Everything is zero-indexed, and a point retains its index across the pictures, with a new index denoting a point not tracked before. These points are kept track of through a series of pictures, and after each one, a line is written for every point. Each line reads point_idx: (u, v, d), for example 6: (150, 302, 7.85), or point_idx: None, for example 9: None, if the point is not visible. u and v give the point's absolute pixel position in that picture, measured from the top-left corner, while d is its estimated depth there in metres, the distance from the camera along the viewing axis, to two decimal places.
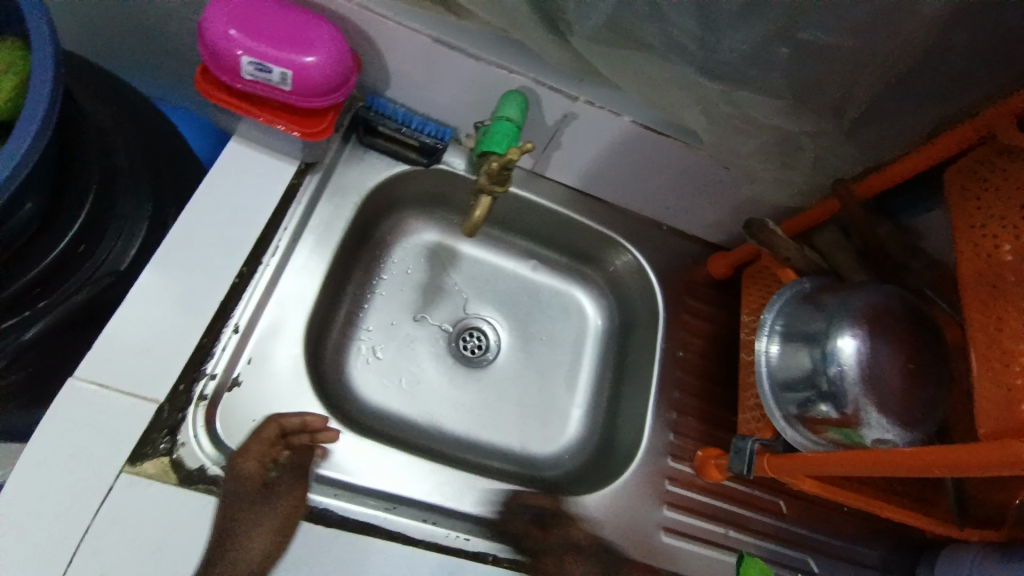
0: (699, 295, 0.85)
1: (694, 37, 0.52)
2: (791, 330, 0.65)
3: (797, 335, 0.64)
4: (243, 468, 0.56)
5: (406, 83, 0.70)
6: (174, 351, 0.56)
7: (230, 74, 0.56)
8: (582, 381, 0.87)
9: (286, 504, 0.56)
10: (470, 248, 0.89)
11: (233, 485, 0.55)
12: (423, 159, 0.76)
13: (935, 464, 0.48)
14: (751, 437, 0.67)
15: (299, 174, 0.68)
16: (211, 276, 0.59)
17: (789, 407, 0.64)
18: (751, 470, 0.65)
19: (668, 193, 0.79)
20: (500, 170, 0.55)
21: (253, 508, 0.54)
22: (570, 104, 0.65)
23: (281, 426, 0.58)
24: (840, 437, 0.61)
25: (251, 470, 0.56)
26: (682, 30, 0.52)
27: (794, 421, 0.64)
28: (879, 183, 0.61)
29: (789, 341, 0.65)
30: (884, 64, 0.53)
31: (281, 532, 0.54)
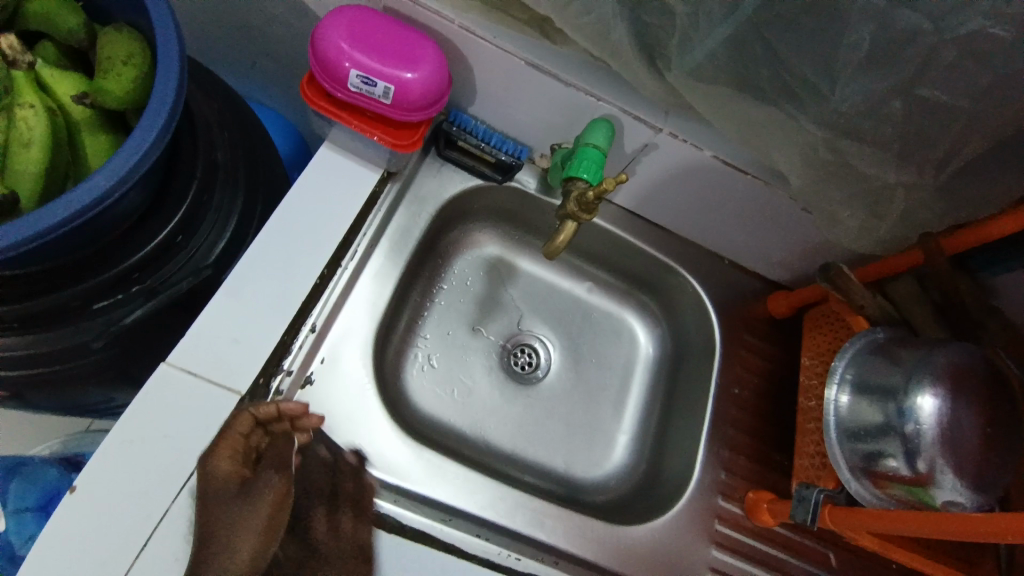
0: (758, 332, 0.84)
1: (808, 83, 0.52)
2: (864, 381, 0.64)
3: (871, 388, 0.63)
4: (215, 468, 0.52)
5: (491, 102, 0.71)
6: (261, 345, 0.58)
7: (336, 84, 0.58)
8: (630, 407, 0.87)
9: (267, 500, 0.54)
10: (530, 265, 0.90)
11: (207, 487, 0.51)
12: (497, 174, 0.77)
13: (1005, 532, 0.45)
14: (815, 487, 0.66)
15: (382, 181, 0.69)
16: (296, 276, 0.61)
17: (855, 459, 0.63)
18: (815, 521, 0.63)
19: (737, 228, 0.78)
20: (595, 200, 0.58)
21: (230, 511, 0.51)
22: (652, 135, 0.66)
23: (255, 415, 0.55)
24: (906, 495, 0.60)
25: (225, 469, 0.52)
26: (798, 75, 0.52)
27: (859, 474, 0.63)
28: (971, 239, 0.60)
29: (861, 393, 0.64)
30: (994, 125, 0.52)
31: (264, 533, 0.53)
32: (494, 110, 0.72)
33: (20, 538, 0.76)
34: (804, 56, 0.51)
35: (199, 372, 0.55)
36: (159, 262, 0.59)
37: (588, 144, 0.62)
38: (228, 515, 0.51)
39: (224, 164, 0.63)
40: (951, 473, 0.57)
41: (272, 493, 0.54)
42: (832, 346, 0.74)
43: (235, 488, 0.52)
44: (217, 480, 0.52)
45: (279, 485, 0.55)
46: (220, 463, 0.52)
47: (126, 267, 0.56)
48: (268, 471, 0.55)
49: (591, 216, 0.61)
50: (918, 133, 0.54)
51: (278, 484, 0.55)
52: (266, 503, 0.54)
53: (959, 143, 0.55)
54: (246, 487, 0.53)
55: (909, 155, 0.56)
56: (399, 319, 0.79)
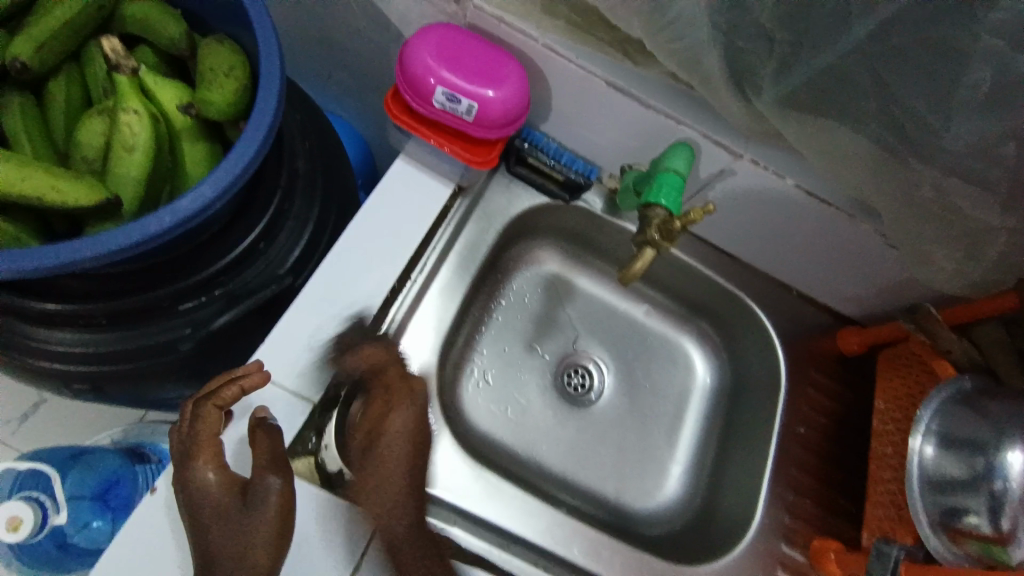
0: (826, 370, 0.80)
1: (920, 120, 0.50)
2: (952, 435, 0.60)
3: (960, 442, 0.59)
4: (201, 479, 0.48)
5: (565, 121, 0.71)
6: (332, 355, 0.60)
7: (421, 101, 0.59)
8: (684, 439, 0.84)
9: (270, 503, 0.49)
10: (587, 284, 0.88)
11: (200, 498, 0.48)
12: (565, 194, 0.77)
13: None
14: (895, 542, 0.61)
15: (452, 197, 0.69)
16: (367, 288, 0.62)
17: (932, 511, 0.59)
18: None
19: (811, 260, 0.75)
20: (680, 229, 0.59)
21: (235, 520, 0.48)
22: (732, 161, 0.64)
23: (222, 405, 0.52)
24: (981, 552, 0.56)
25: (213, 480, 0.49)
26: (906, 111, 0.50)
27: (938, 528, 0.59)
28: None
29: (949, 446, 0.60)
30: None
31: (276, 531, 0.49)
32: (567, 129, 0.71)
33: (75, 524, 0.78)
34: (914, 92, 0.49)
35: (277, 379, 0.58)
36: (241, 267, 0.61)
37: (667, 168, 0.61)
38: (232, 527, 0.48)
39: (309, 174, 0.65)
40: None
41: (276, 495, 0.49)
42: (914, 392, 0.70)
43: (233, 497, 0.49)
44: (207, 492, 0.48)
45: (280, 486, 0.50)
46: (203, 473, 0.49)
47: (211, 271, 0.58)
48: (266, 474, 0.50)
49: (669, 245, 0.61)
50: None
51: (277, 484, 0.50)
52: (269, 511, 0.49)
53: None
54: (247, 495, 0.49)
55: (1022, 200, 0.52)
56: (458, 334, 0.78)
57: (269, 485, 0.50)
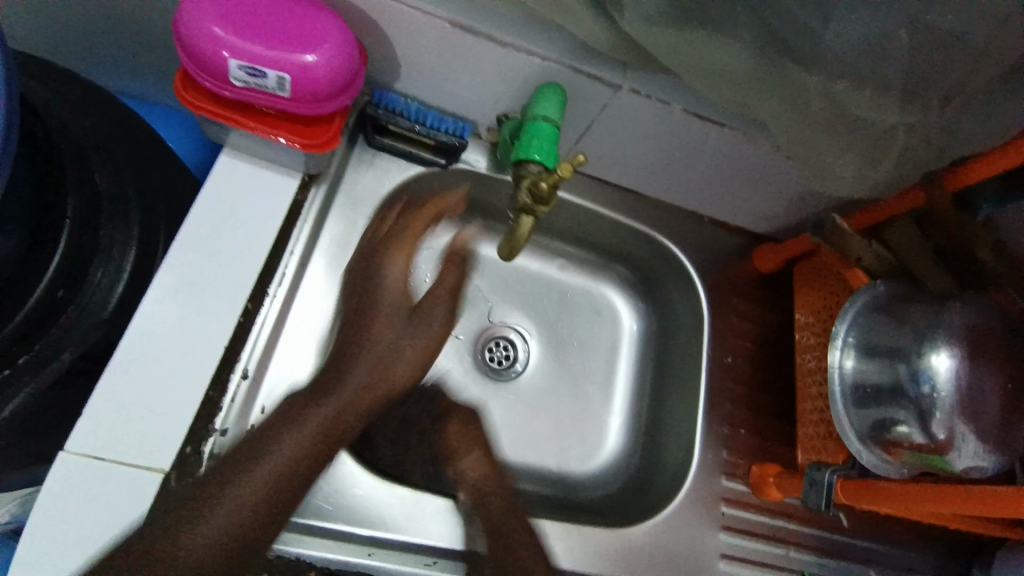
0: (746, 293, 0.78)
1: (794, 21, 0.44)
2: (870, 343, 0.59)
3: (880, 347, 0.58)
4: (390, 266, 0.58)
5: (422, 76, 0.60)
6: (181, 409, 0.49)
7: (219, 81, 0.48)
8: (619, 390, 0.81)
9: (437, 332, 0.57)
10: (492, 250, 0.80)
11: (387, 283, 0.58)
12: (440, 158, 0.67)
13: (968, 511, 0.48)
14: (826, 468, 0.62)
15: (304, 188, 0.59)
16: (211, 319, 0.51)
17: (864, 425, 0.58)
18: (827, 504, 0.60)
19: (716, 185, 0.70)
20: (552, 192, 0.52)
21: (398, 331, 0.56)
22: (612, 95, 0.57)
23: (439, 206, 0.63)
24: (917, 460, 0.56)
25: (396, 271, 0.59)
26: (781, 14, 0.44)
27: (870, 443, 0.58)
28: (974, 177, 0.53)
29: (870, 355, 0.59)
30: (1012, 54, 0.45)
31: (426, 355, 0.57)
32: (426, 84, 0.61)
33: None
34: None
35: (110, 455, 0.47)
36: (49, 323, 0.51)
37: (537, 116, 0.52)
38: (390, 339, 0.55)
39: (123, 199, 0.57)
40: (973, 440, 0.53)
41: (437, 331, 0.57)
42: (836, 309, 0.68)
43: (404, 308, 0.57)
44: (388, 282, 0.58)
45: (447, 319, 0.58)
46: (395, 261, 0.58)
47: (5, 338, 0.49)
48: (444, 304, 0.58)
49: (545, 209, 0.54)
50: (925, 70, 0.46)
51: (445, 322, 0.58)
52: (430, 333, 0.57)
53: (973, 77, 0.47)
54: (422, 318, 0.57)
55: (916, 94, 0.47)
56: None
57: (437, 310, 0.57)
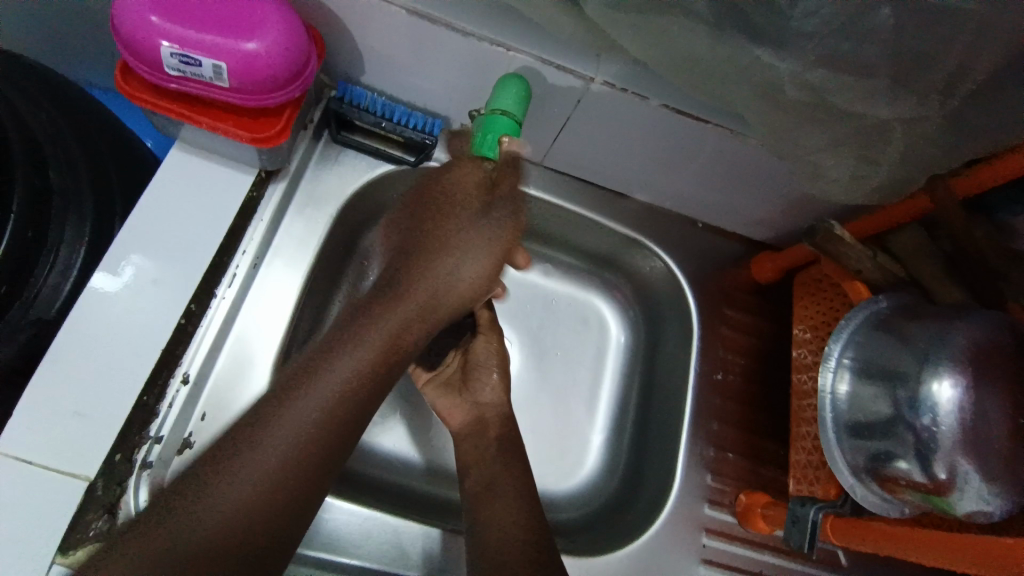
0: (740, 304, 0.72)
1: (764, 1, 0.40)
2: (868, 364, 0.53)
3: (878, 370, 0.52)
4: (461, 181, 0.56)
5: (385, 67, 0.57)
6: (111, 414, 0.47)
7: (158, 72, 0.46)
8: (603, 404, 0.75)
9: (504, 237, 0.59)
10: None
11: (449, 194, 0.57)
12: (411, 156, 0.64)
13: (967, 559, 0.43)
14: (812, 502, 0.57)
15: (259, 185, 0.57)
16: (151, 320, 0.49)
17: (856, 457, 0.53)
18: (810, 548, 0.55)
19: (705, 186, 0.65)
20: None
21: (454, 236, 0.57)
22: (584, 87, 0.53)
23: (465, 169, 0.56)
24: (919, 500, 0.50)
25: (469, 182, 0.56)
26: None
27: (865, 478, 0.53)
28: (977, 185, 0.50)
29: (867, 378, 0.53)
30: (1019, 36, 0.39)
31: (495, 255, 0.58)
32: (390, 76, 0.58)
33: None
34: None
35: (35, 458, 0.45)
36: None
37: (494, 110, 0.49)
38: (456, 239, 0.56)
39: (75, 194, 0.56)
40: (979, 479, 0.47)
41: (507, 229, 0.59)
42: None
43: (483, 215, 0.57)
44: (459, 185, 0.56)
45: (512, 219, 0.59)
46: (465, 175, 0.56)
47: None
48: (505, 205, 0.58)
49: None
50: (920, 54, 0.41)
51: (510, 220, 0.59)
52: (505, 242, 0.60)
53: (975, 62, 0.41)
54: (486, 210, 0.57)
55: (908, 82, 0.43)
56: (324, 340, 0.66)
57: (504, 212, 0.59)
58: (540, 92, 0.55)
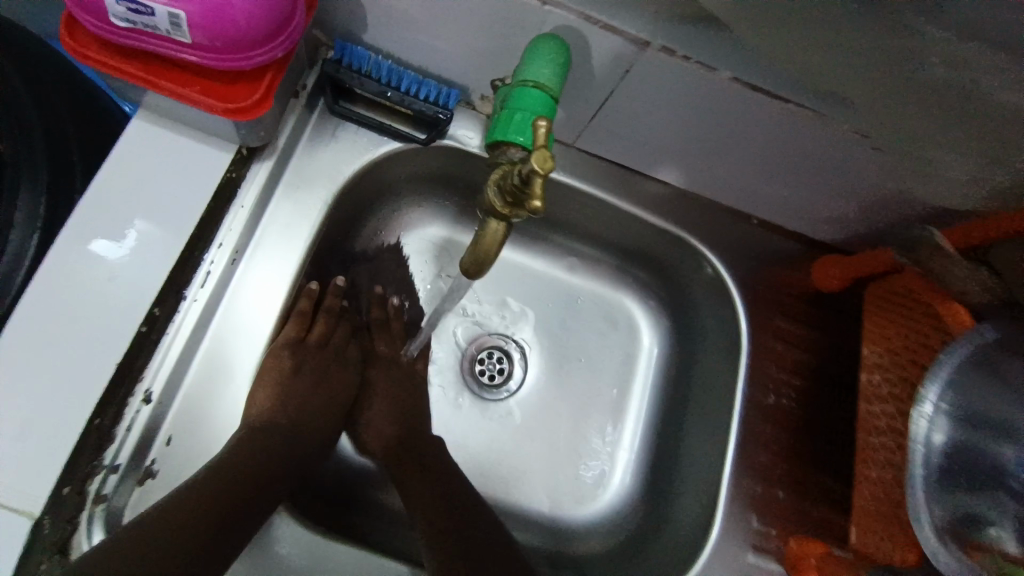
0: (800, 315, 0.62)
1: None
2: (963, 411, 0.48)
3: (971, 420, 0.48)
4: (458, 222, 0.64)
5: (389, 22, 0.47)
6: (59, 439, 0.40)
7: (105, 23, 0.37)
8: (630, 420, 0.67)
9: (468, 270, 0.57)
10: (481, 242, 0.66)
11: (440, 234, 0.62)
12: (421, 134, 0.54)
13: None
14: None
15: (239, 164, 0.48)
16: (106, 329, 0.42)
17: (943, 514, 0.47)
18: None
19: (769, 177, 0.54)
20: (511, 184, 0.35)
21: None
22: (635, 54, 0.43)
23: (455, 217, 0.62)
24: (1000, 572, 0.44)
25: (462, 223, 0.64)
26: None
27: (947, 537, 0.46)
28: None
29: (961, 427, 0.48)
30: None
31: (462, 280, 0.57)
32: (396, 34, 0.48)
33: None
34: None
35: None
36: None
37: (524, 82, 0.39)
38: None
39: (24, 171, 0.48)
40: None
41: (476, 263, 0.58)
42: (921, 357, 0.52)
43: None
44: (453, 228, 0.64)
45: None
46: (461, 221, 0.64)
47: None
48: None
49: (527, 215, 0.35)
50: None
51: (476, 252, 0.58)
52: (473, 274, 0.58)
53: None
54: None
55: None
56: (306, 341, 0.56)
57: None
58: (580, 60, 0.45)
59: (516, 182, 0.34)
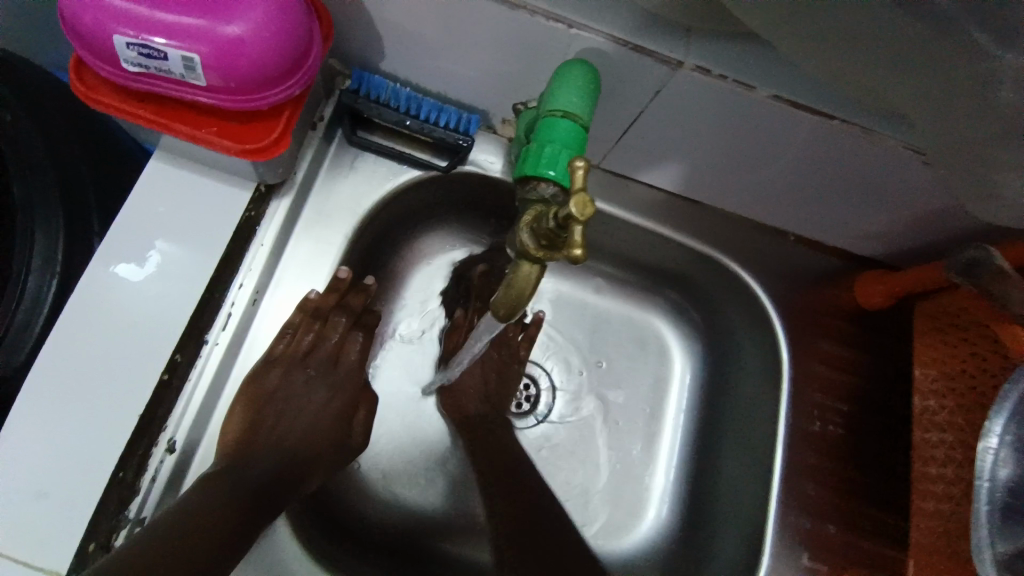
0: (841, 335, 0.58)
1: None
2: None
3: None
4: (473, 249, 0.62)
5: (406, 50, 0.45)
6: (83, 496, 0.39)
7: (117, 69, 0.36)
8: (663, 446, 0.64)
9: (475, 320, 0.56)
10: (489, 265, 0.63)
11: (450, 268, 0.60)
12: (442, 161, 0.53)
13: None
14: None
15: (258, 202, 0.47)
16: (126, 380, 0.42)
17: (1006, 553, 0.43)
18: None
19: (807, 192, 0.51)
20: (548, 226, 0.34)
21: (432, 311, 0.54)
22: (667, 75, 0.40)
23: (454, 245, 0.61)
24: None
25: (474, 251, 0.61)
26: None
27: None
28: None
29: None
30: None
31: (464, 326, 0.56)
32: (413, 62, 0.47)
33: None
34: None
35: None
36: None
37: (553, 111, 0.37)
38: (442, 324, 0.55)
39: (43, 216, 0.47)
40: None
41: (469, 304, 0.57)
42: (980, 384, 0.47)
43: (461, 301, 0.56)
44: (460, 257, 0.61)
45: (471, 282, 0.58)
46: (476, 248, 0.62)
47: None
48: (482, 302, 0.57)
49: (562, 258, 0.35)
50: None
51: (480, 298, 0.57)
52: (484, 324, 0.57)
53: None
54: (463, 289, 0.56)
55: None
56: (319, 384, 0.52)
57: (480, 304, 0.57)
58: (607, 82, 0.43)
59: (551, 227, 0.34)
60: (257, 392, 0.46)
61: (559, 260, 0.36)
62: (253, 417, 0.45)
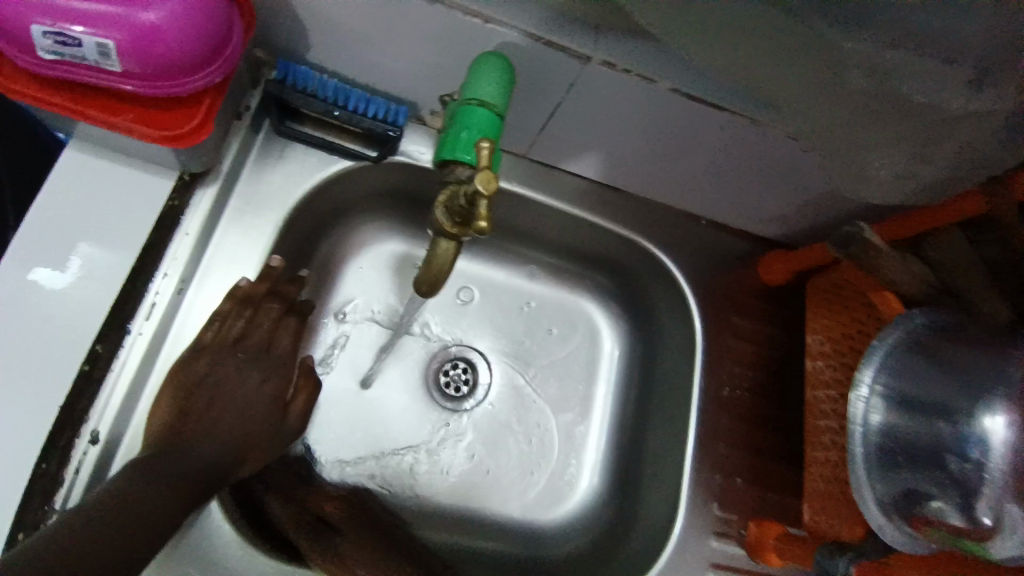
0: (750, 310, 0.64)
1: None
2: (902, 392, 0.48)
3: None
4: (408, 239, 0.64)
5: (332, 42, 0.47)
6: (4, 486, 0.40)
7: (29, 55, 0.36)
8: (595, 421, 0.68)
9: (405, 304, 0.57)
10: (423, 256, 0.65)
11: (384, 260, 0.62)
12: (371, 151, 0.54)
13: None
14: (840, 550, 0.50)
15: (182, 191, 0.48)
16: (46, 371, 0.42)
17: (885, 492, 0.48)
18: None
19: (713, 179, 0.56)
20: (461, 203, 0.37)
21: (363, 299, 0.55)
22: (579, 68, 0.44)
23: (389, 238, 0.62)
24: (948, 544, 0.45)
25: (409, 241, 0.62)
26: None
27: (891, 513, 0.47)
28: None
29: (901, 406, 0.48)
30: None
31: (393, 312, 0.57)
32: (339, 53, 0.48)
33: None
34: None
35: None
36: None
37: (469, 100, 0.40)
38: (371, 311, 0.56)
39: None
40: None
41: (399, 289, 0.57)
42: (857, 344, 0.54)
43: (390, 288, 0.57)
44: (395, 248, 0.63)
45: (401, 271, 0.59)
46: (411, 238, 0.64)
47: None
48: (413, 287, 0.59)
49: (476, 234, 0.39)
50: (1022, 32, 0.34)
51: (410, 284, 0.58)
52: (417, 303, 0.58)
53: None
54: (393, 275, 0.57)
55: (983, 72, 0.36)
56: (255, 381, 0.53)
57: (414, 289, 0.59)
58: (527, 75, 0.46)
59: (462, 204, 0.37)
60: (185, 380, 0.46)
61: (473, 237, 0.39)
62: (180, 405, 0.45)
